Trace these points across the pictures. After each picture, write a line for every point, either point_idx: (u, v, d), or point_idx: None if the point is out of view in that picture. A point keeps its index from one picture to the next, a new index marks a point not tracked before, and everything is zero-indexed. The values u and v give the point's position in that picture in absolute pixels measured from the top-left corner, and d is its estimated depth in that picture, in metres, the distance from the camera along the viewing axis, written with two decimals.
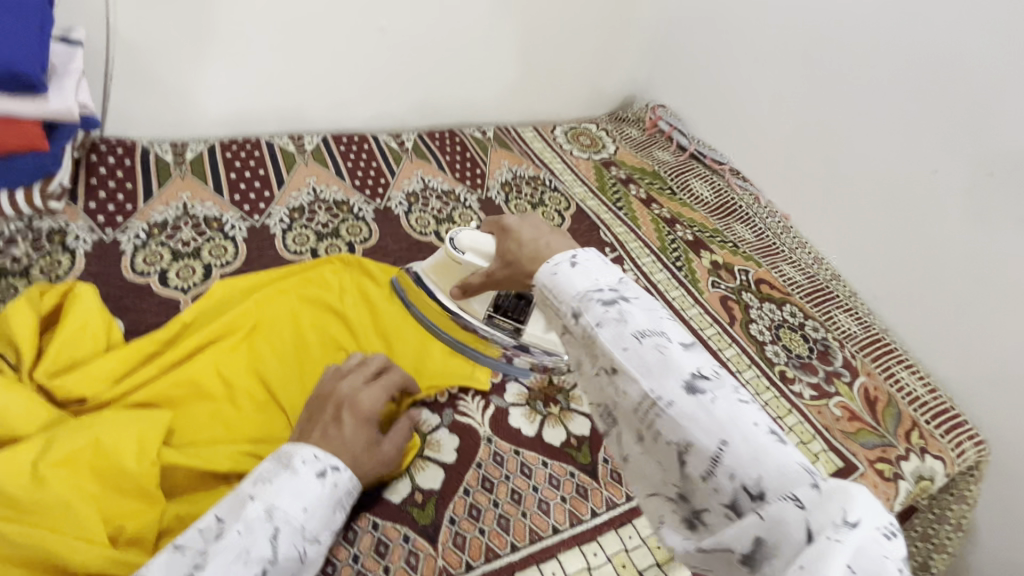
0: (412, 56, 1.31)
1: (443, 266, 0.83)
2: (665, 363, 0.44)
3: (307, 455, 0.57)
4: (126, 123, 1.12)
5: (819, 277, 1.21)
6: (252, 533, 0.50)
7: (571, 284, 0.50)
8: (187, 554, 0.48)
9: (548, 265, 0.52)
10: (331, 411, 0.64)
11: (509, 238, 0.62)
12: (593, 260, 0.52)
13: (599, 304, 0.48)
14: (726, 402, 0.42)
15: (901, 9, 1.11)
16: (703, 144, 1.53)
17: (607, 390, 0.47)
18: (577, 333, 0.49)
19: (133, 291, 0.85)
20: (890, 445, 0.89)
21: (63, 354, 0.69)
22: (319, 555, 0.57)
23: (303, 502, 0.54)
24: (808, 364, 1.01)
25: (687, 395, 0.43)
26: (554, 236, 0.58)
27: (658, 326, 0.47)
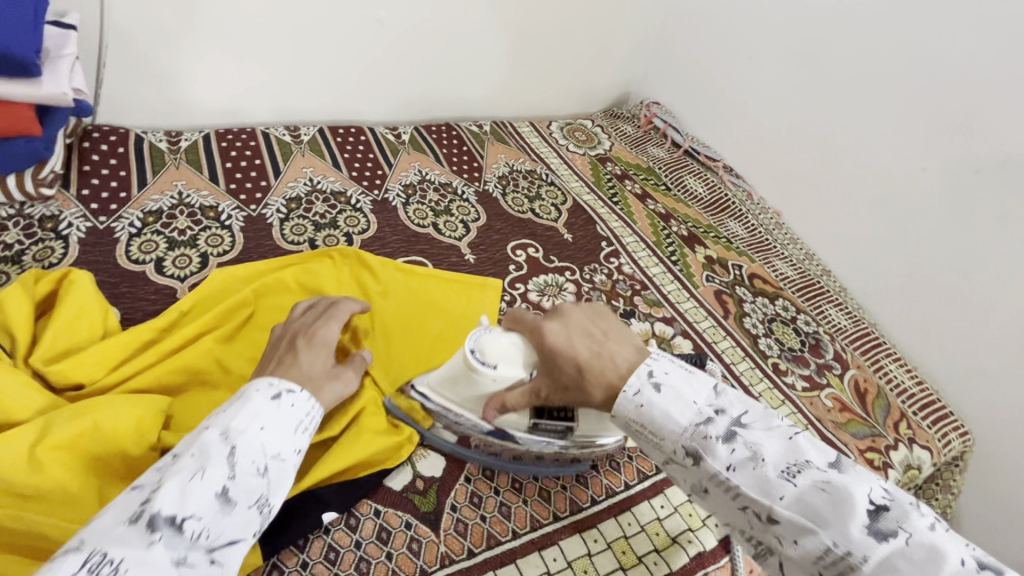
0: (409, 49, 1.31)
1: (459, 380, 0.68)
2: (834, 500, 0.48)
3: (261, 384, 0.59)
4: (118, 111, 1.11)
5: (810, 273, 1.23)
6: (207, 454, 0.51)
7: (674, 418, 0.54)
8: (144, 488, 0.50)
9: (626, 393, 0.57)
10: (286, 344, 0.68)
11: (563, 360, 0.61)
12: (679, 382, 0.56)
13: (722, 443, 0.52)
14: (915, 531, 0.46)
15: (892, 11, 1.13)
16: (697, 142, 1.55)
17: (766, 534, 0.51)
18: (705, 474, 0.53)
19: (129, 279, 0.84)
20: (880, 435, 0.91)
21: (60, 340, 0.68)
22: (289, 476, 0.56)
23: (260, 422, 0.56)
24: (800, 357, 1.02)
25: (873, 540, 0.46)
26: (613, 352, 0.60)
27: (800, 455, 0.51)
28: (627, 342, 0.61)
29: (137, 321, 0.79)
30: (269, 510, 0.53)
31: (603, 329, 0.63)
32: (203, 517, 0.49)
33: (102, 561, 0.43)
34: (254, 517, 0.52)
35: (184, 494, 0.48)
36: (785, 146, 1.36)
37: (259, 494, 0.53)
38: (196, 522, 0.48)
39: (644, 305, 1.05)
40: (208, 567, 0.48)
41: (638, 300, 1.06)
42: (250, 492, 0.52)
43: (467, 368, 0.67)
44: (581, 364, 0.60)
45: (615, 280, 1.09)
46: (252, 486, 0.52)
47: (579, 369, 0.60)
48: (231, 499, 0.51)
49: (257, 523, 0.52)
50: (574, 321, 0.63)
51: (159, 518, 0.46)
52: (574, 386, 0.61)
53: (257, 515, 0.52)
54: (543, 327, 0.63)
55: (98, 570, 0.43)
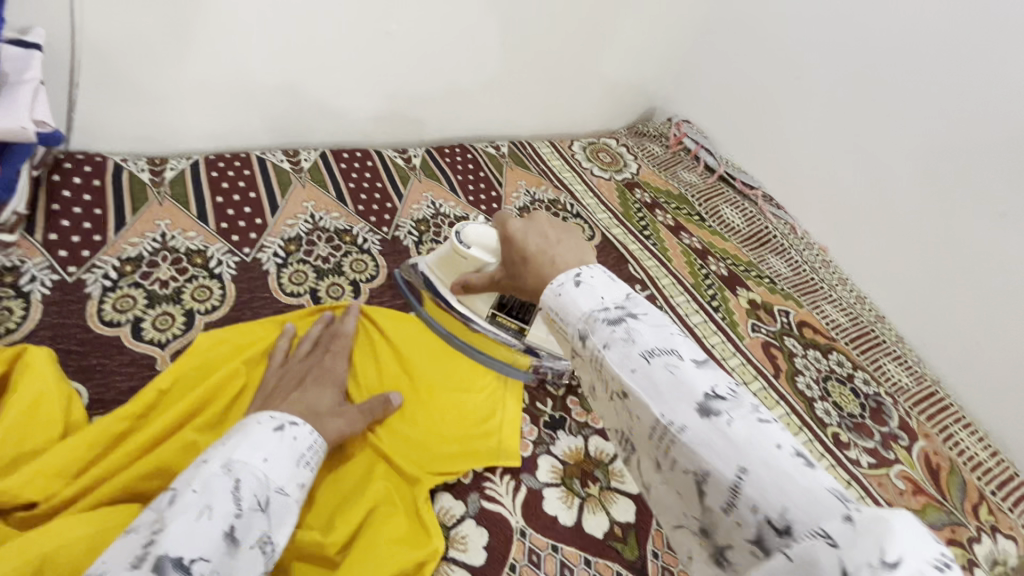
0: (421, 65, 1.18)
1: (448, 261, 0.77)
2: (676, 380, 0.38)
3: (262, 417, 0.57)
4: (94, 136, 0.98)
5: (863, 319, 1.11)
6: (211, 490, 0.46)
7: (575, 303, 0.44)
8: (139, 532, 0.43)
9: (550, 285, 0.47)
10: (295, 381, 0.69)
11: (514, 250, 0.56)
12: (601, 278, 0.46)
13: (605, 324, 0.42)
14: (745, 420, 0.35)
15: (968, 32, 1.01)
16: (731, 165, 1.43)
17: (621, 416, 0.41)
18: (585, 357, 0.43)
19: (99, 347, 0.72)
20: (960, 524, 0.80)
21: (10, 445, 0.56)
22: (290, 512, 0.53)
23: (262, 454, 0.53)
24: (862, 425, 0.91)
25: (699, 417, 0.36)
26: (562, 250, 0.51)
27: (668, 342, 0.40)
28: (580, 243, 0.53)
29: (109, 403, 0.68)
30: (270, 550, 0.49)
31: (558, 229, 0.56)
32: (212, 559, 0.43)
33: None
34: (257, 559, 0.48)
35: (192, 534, 0.43)
36: (832, 174, 1.24)
37: (261, 531, 0.48)
38: (204, 565, 0.43)
39: None
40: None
41: None
42: (253, 530, 0.48)
43: (453, 250, 0.75)
44: (526, 254, 0.54)
45: None
46: (256, 523, 0.48)
47: (524, 261, 0.53)
48: (236, 539, 0.46)
49: (260, 565, 0.48)
50: (538, 222, 0.57)
51: (167, 561, 0.41)
52: (518, 276, 0.55)
53: (260, 554, 0.48)
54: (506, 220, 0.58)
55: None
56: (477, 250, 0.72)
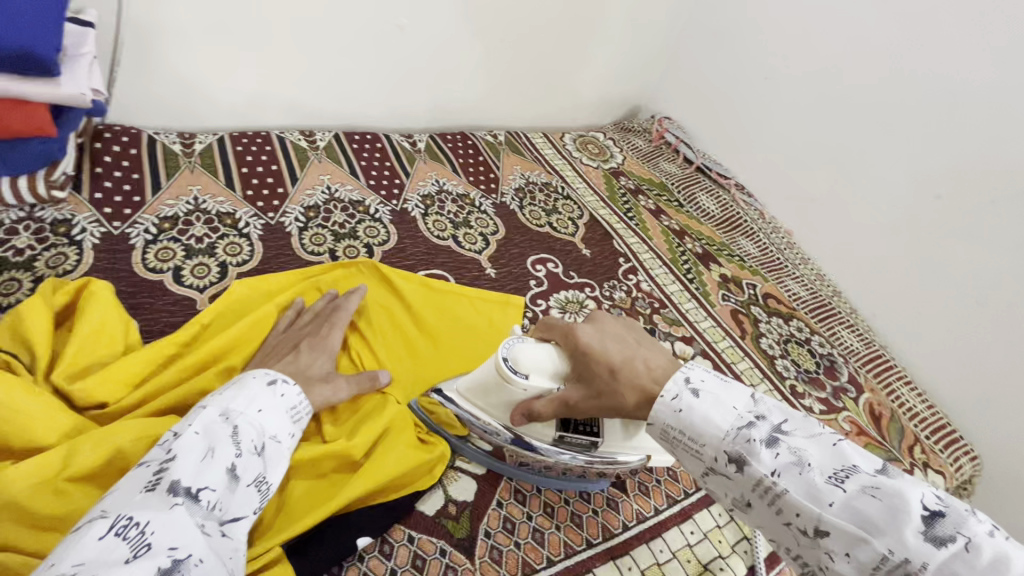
0: (429, 56, 1.29)
1: (489, 387, 0.70)
2: (886, 504, 0.43)
3: (258, 373, 0.66)
4: (129, 111, 1.08)
5: (822, 294, 1.24)
6: (212, 433, 0.54)
7: (713, 421, 0.51)
8: (150, 464, 0.50)
9: (664, 398, 0.54)
10: (291, 346, 0.75)
11: (594, 362, 0.61)
12: (716, 384, 0.54)
13: (765, 448, 0.48)
14: (976, 537, 0.41)
15: (910, 40, 1.15)
16: (708, 158, 1.56)
17: (812, 550, 0.46)
18: (745, 482, 0.49)
19: (147, 288, 0.81)
20: (896, 459, 0.93)
21: (81, 356, 0.65)
22: (282, 457, 0.61)
23: (257, 406, 0.61)
24: (816, 379, 1.03)
25: (930, 545, 0.41)
26: (645, 354, 0.60)
27: (843, 459, 0.47)
28: (655, 344, 0.62)
29: (158, 333, 0.77)
30: (265, 489, 0.57)
31: (629, 333, 0.64)
32: (218, 490, 0.51)
33: (129, 524, 0.43)
34: (254, 495, 0.56)
35: (201, 468, 0.51)
36: (796, 167, 1.38)
37: (257, 473, 0.56)
38: (211, 494, 0.50)
39: (663, 324, 1.05)
40: (222, 538, 0.50)
41: (657, 319, 1.06)
42: (250, 470, 0.55)
43: (499, 376, 0.68)
44: (614, 365, 0.60)
45: (634, 298, 1.09)
46: (253, 464, 0.56)
47: (613, 371, 0.59)
48: (237, 476, 0.54)
49: (256, 500, 0.56)
50: (608, 329, 0.64)
51: (180, 485, 0.48)
52: (608, 391, 0.59)
53: (257, 492, 0.56)
54: (575, 327, 0.65)
55: (126, 534, 0.43)
56: (538, 378, 0.66)
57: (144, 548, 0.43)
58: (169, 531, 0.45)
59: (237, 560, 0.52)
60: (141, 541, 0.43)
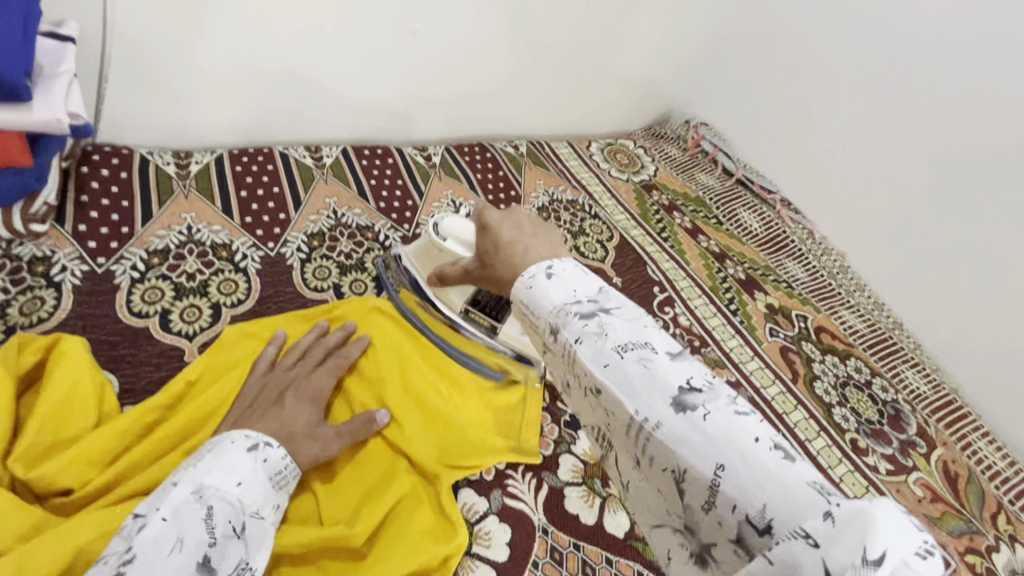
0: (445, 62, 1.19)
1: (425, 252, 0.77)
2: (648, 375, 0.37)
3: (236, 435, 0.56)
4: (121, 129, 0.99)
5: (880, 326, 1.11)
6: (183, 519, 0.44)
7: (548, 298, 0.43)
8: (105, 565, 0.40)
9: (521, 278, 0.45)
10: (275, 397, 0.65)
11: (488, 239, 0.54)
12: (572, 269, 0.45)
13: (577, 317, 0.41)
14: (718, 415, 0.34)
15: (998, 39, 1.00)
16: (749, 169, 1.43)
17: (597, 412, 0.40)
18: (559, 352, 0.42)
19: (130, 337, 0.73)
20: (978, 533, 0.80)
21: (46, 431, 0.57)
22: (266, 536, 0.51)
23: (236, 478, 0.51)
24: (880, 432, 0.91)
25: (675, 414, 0.35)
26: (535, 241, 0.50)
27: (641, 335, 0.39)
28: (555, 238, 0.51)
29: (140, 392, 0.69)
30: None
31: (535, 223, 0.53)
32: None
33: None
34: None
35: (164, 570, 0.41)
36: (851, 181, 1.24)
37: (238, 559, 0.47)
38: None
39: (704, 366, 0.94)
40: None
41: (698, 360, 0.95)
42: (229, 559, 0.46)
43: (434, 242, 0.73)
44: (501, 241, 0.51)
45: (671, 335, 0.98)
46: (231, 553, 0.46)
47: (496, 249, 0.51)
48: (212, 569, 0.44)
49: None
50: (516, 214, 0.55)
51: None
52: (488, 265, 0.53)
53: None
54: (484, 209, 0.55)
55: None
56: (453, 243, 0.68)
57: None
58: None
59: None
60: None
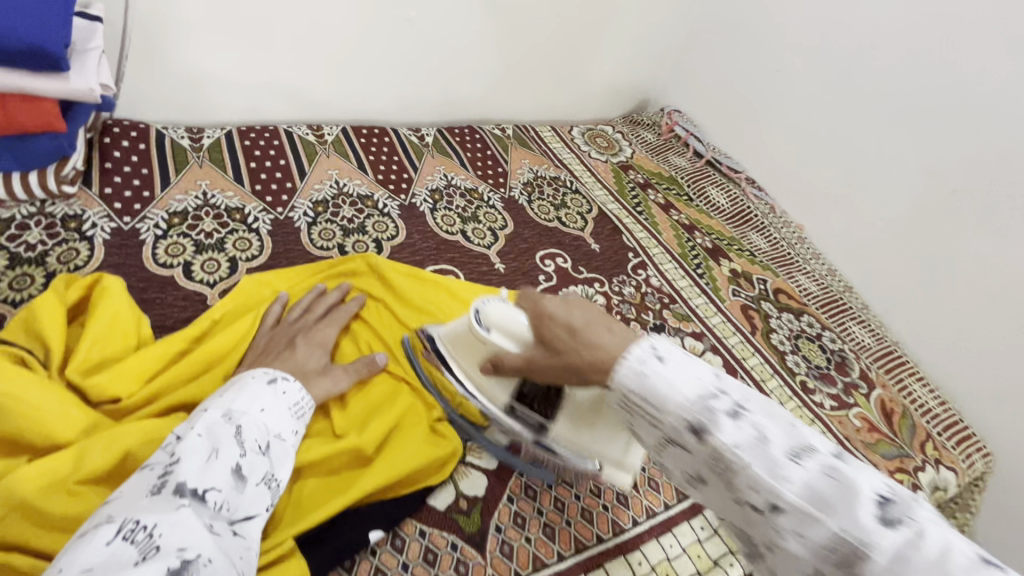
0: (439, 50, 1.28)
1: (464, 341, 0.70)
2: (840, 487, 0.41)
3: (256, 371, 0.65)
4: (138, 106, 1.07)
5: (832, 289, 1.23)
6: (214, 435, 0.54)
7: (677, 390, 0.47)
8: (154, 468, 0.51)
9: (628, 361, 0.49)
10: (285, 343, 0.74)
11: (558, 326, 0.56)
12: (678, 356, 0.49)
13: (727, 418, 0.45)
14: (928, 526, 0.39)
15: (933, 31, 1.13)
16: (718, 152, 1.55)
17: (759, 524, 0.44)
18: (701, 454, 0.46)
19: (158, 284, 0.81)
20: (907, 456, 0.92)
21: (94, 350, 0.65)
22: (287, 455, 0.60)
23: (259, 405, 0.61)
24: (827, 375, 1.03)
25: (885, 529, 0.39)
26: (609, 322, 0.54)
27: (801, 440, 0.44)
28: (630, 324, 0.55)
29: (169, 329, 0.77)
30: (275, 486, 0.57)
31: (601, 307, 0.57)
32: (223, 490, 0.51)
33: (136, 528, 0.44)
34: (265, 493, 0.55)
35: (204, 470, 0.51)
36: (808, 160, 1.36)
37: (265, 471, 0.56)
38: (217, 494, 0.51)
39: (672, 319, 1.05)
40: (234, 536, 0.50)
41: (667, 314, 1.05)
42: (257, 469, 0.55)
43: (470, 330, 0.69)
44: (574, 326, 0.54)
45: (644, 293, 1.08)
46: (259, 464, 0.56)
47: (573, 334, 0.54)
48: (243, 475, 0.54)
49: (268, 498, 0.56)
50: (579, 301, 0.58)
51: (185, 486, 0.49)
52: (565, 352, 0.54)
53: (267, 490, 0.56)
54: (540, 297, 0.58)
55: (133, 537, 0.43)
56: (498, 335, 0.65)
57: (152, 550, 0.43)
58: (178, 533, 0.45)
59: (251, 557, 0.51)
60: (149, 544, 0.43)
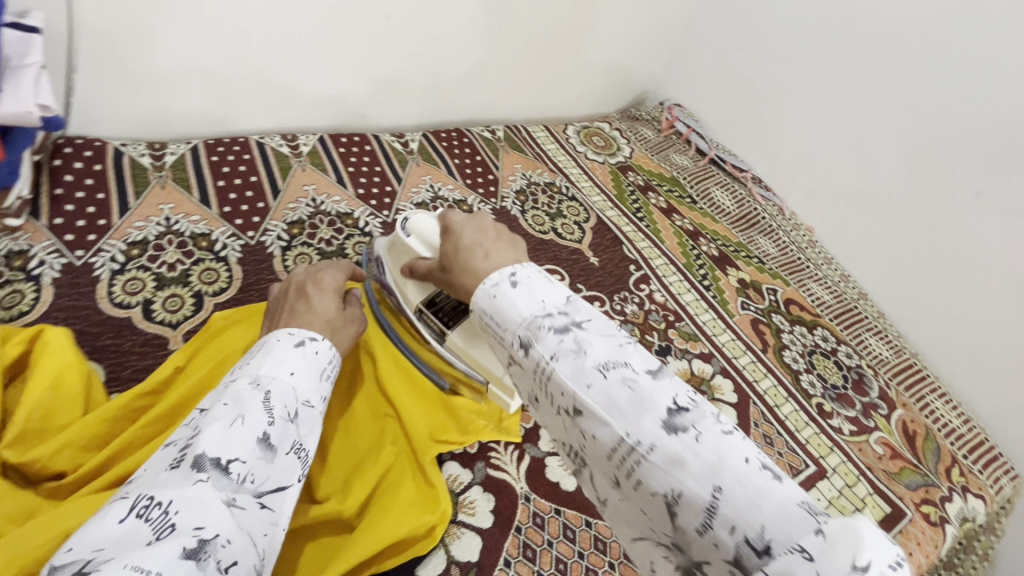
0: (422, 48, 1.19)
1: (397, 249, 0.74)
2: (637, 396, 0.37)
3: (281, 333, 0.55)
4: (95, 122, 0.99)
5: (847, 297, 1.16)
6: (241, 402, 0.45)
7: (515, 307, 0.43)
8: (174, 441, 0.43)
9: (483, 286, 0.46)
10: (295, 293, 0.65)
11: (450, 242, 0.56)
12: (535, 278, 0.45)
13: (551, 332, 0.41)
14: (708, 434, 0.35)
15: (958, 21, 1.05)
16: (721, 148, 1.47)
17: (572, 431, 0.40)
18: (529, 368, 0.41)
19: (113, 328, 0.74)
20: (934, 485, 0.86)
21: (35, 419, 0.58)
22: (317, 424, 0.51)
23: (288, 368, 0.51)
24: (844, 396, 0.96)
25: (666, 433, 0.35)
26: (493, 246, 0.53)
27: (620, 353, 0.39)
28: (515, 246, 0.53)
29: (125, 381, 0.70)
30: (305, 457, 0.48)
31: (499, 229, 0.56)
32: (247, 461, 0.43)
33: (151, 505, 0.37)
34: (295, 464, 0.47)
35: (227, 437, 0.42)
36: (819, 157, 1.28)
37: (294, 440, 0.47)
38: (241, 466, 0.42)
39: (677, 339, 0.98)
40: (260, 510, 0.42)
41: (672, 334, 0.98)
42: (287, 437, 0.47)
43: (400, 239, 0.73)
44: (461, 244, 0.54)
45: (647, 311, 1.01)
46: (289, 432, 0.47)
47: (456, 253, 0.54)
48: (272, 444, 0.45)
49: (298, 469, 0.47)
50: (480, 220, 0.57)
51: (205, 459, 0.40)
52: (447, 268, 0.56)
53: (297, 461, 0.47)
54: (448, 213, 0.58)
55: (148, 515, 0.36)
56: (417, 241, 0.70)
57: (168, 529, 0.36)
58: (195, 512, 0.37)
59: (276, 534, 0.44)
60: (164, 522, 0.36)
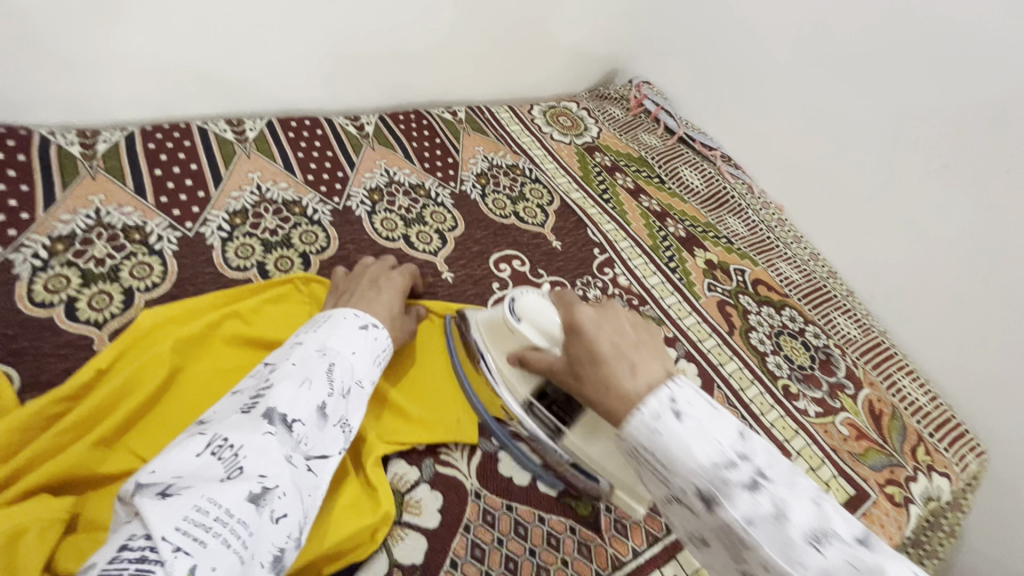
0: (374, 25, 1.13)
1: (498, 330, 0.70)
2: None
3: (348, 314, 0.65)
4: (22, 110, 0.92)
5: (815, 276, 1.14)
6: (310, 367, 0.55)
7: (691, 453, 0.43)
8: (246, 391, 0.52)
9: (644, 415, 0.46)
10: (368, 282, 0.74)
11: (582, 343, 0.54)
12: (705, 414, 0.45)
13: (743, 490, 0.41)
14: None
15: None
16: (691, 127, 1.44)
17: None
18: (713, 521, 0.43)
19: (31, 329, 0.69)
20: (899, 465, 0.85)
21: None
22: (364, 404, 0.59)
23: (351, 348, 0.61)
24: (811, 376, 0.94)
25: None
26: (639, 354, 0.51)
27: (826, 521, 0.40)
28: (655, 351, 0.52)
29: (44, 385, 0.66)
30: (349, 431, 0.56)
31: (634, 328, 0.55)
32: (306, 423, 0.51)
33: (224, 445, 0.45)
34: (338, 436, 0.55)
35: (295, 397, 0.51)
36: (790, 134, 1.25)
37: (343, 416, 0.55)
38: (301, 426, 0.50)
39: None
40: (306, 471, 0.50)
41: None
42: (337, 412, 0.55)
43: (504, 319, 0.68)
44: (599, 349, 0.53)
45: (611, 295, 0.98)
46: (340, 406, 0.55)
47: (594, 361, 0.52)
48: (326, 414, 0.53)
49: (341, 441, 0.55)
50: (614, 317, 0.56)
51: (274, 413, 0.49)
52: (584, 375, 0.54)
53: (341, 434, 0.55)
54: (576, 309, 0.57)
55: (220, 454, 0.45)
56: (529, 326, 0.65)
57: (236, 470, 0.44)
58: (258, 459, 0.45)
59: (317, 496, 0.51)
60: (234, 463, 0.44)
